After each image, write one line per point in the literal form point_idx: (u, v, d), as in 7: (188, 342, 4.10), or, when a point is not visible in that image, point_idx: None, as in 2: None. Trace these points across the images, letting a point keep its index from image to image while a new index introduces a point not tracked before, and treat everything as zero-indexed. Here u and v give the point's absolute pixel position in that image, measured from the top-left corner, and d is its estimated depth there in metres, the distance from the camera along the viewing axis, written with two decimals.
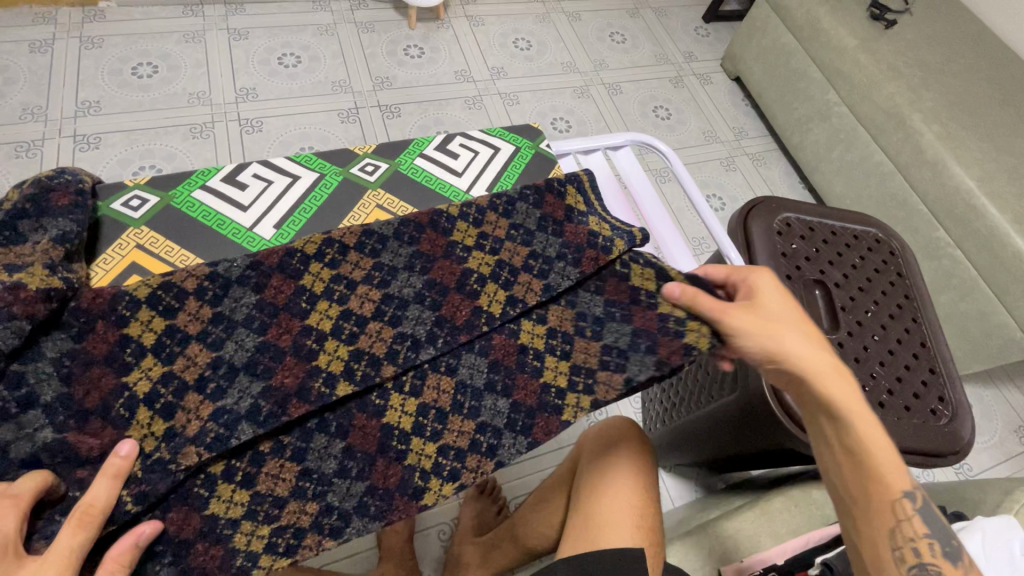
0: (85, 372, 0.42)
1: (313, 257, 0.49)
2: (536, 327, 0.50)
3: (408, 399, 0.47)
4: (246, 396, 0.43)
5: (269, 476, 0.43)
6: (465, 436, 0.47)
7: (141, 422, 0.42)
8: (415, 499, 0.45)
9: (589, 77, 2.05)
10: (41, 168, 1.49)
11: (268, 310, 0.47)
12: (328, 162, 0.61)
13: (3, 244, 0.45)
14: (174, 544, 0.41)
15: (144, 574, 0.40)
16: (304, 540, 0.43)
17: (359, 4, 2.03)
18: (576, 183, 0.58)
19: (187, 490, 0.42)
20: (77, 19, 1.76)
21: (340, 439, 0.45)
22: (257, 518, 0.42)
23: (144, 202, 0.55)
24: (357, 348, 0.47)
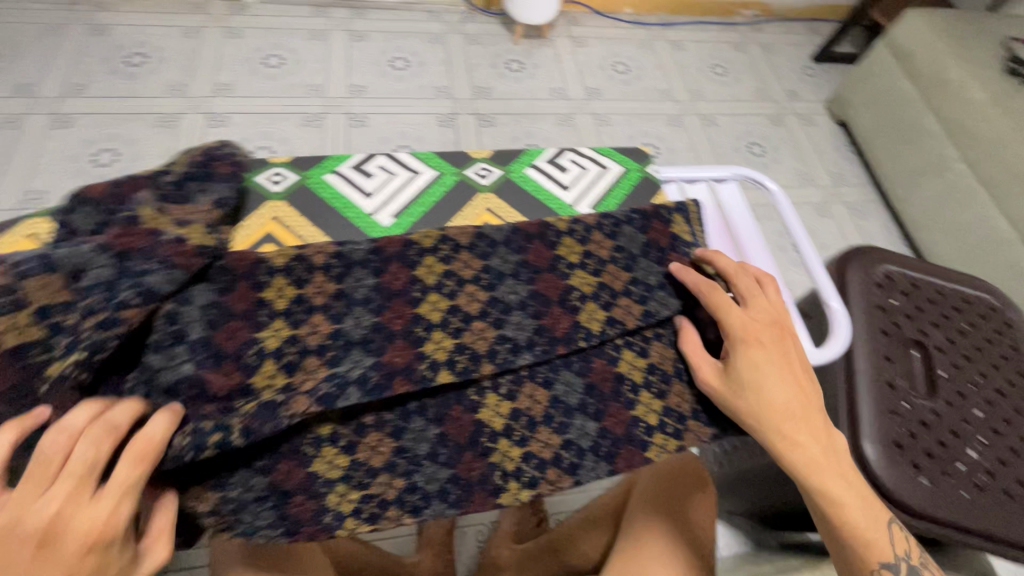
0: (226, 322, 0.47)
1: (428, 250, 0.52)
2: (637, 359, 0.52)
3: (504, 401, 0.49)
4: (357, 366, 0.46)
5: (369, 446, 0.47)
6: (550, 448, 0.49)
7: (267, 373, 0.46)
8: (492, 495, 0.47)
9: (684, 106, 2.04)
10: (177, 138, 1.69)
11: (384, 293, 0.50)
12: (446, 162, 0.65)
13: (173, 199, 0.52)
14: (277, 492, 0.45)
15: (248, 513, 0.44)
16: (388, 512, 0.46)
17: (470, 16, 2.13)
18: (683, 211, 0.59)
19: (297, 445, 0.46)
20: (224, 12, 1.98)
21: (436, 425, 0.48)
22: (351, 483, 0.46)
23: (285, 179, 0.61)
24: (460, 342, 0.49)
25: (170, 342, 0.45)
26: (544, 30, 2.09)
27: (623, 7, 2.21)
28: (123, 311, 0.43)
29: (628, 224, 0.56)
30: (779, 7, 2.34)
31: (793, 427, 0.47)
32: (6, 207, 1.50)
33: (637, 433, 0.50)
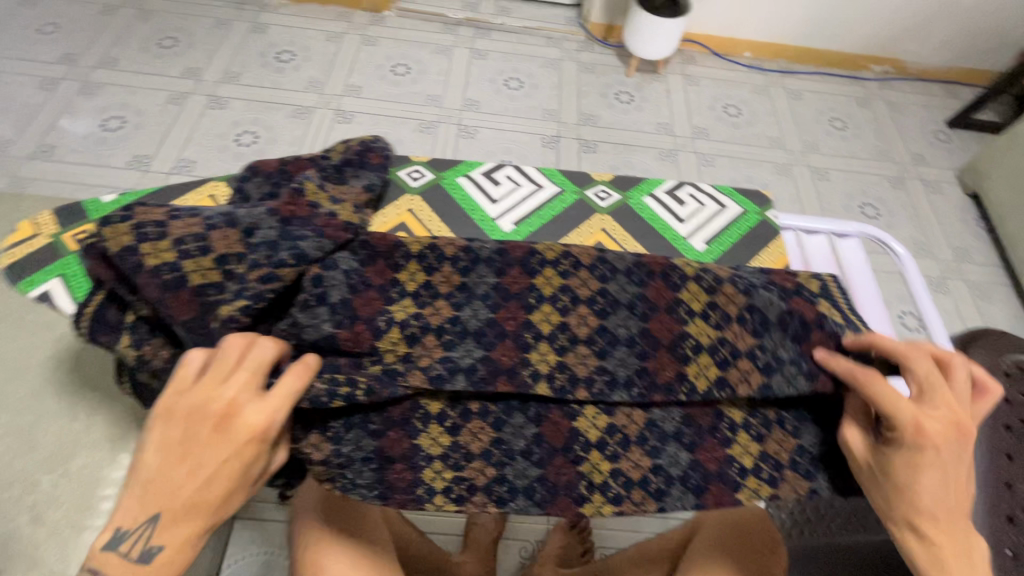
0: (363, 289, 0.51)
1: (549, 262, 0.54)
2: (737, 406, 0.51)
3: (601, 415, 0.50)
4: (469, 355, 0.49)
5: (470, 432, 0.49)
6: (639, 469, 0.49)
7: (391, 339, 0.50)
8: (575, 503, 0.49)
9: (795, 157, 1.97)
10: (308, 129, 1.87)
11: (502, 292, 0.53)
12: (568, 180, 0.68)
13: (333, 181, 0.59)
14: (383, 456, 0.49)
15: (355, 470, 0.49)
16: (475, 496, 0.49)
17: (586, 46, 2.19)
18: (819, 268, 0.57)
19: (407, 418, 0.49)
20: (365, 21, 2.17)
21: (534, 424, 0.50)
22: (447, 461, 0.49)
23: (422, 176, 0.66)
24: (563, 360, 0.50)
25: (315, 301, 0.49)
26: (659, 65, 2.10)
27: (743, 50, 2.18)
28: (280, 269, 0.49)
29: (748, 271, 0.58)
30: (915, 66, 2.21)
31: (942, 520, 0.44)
32: (163, 169, 1.73)
33: (730, 473, 0.50)
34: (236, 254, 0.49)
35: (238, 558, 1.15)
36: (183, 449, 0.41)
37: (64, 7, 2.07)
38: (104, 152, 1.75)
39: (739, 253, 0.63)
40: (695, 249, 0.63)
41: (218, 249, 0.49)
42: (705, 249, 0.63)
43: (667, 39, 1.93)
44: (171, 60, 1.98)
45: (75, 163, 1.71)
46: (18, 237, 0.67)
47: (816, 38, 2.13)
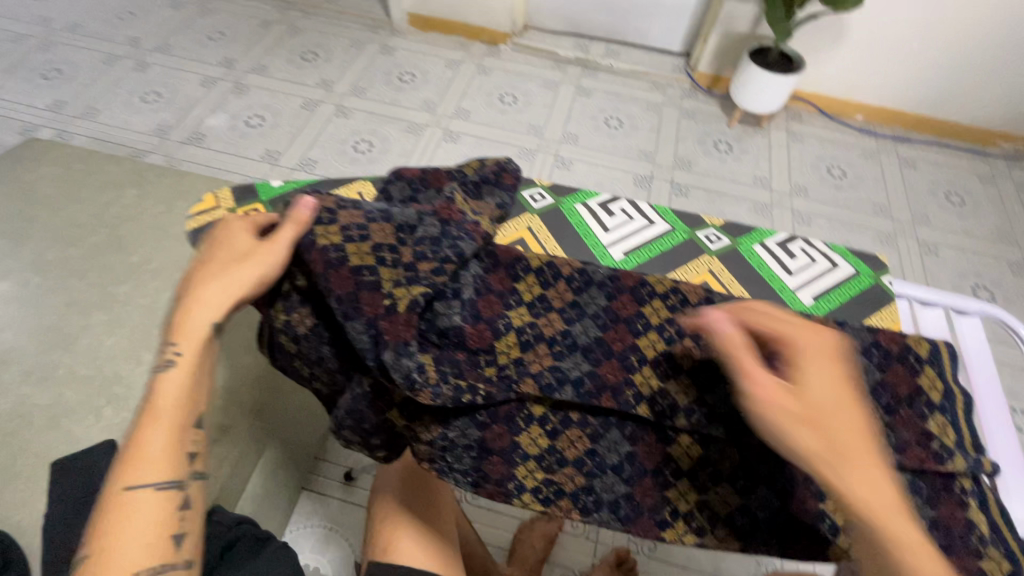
0: (487, 292, 0.56)
1: (659, 295, 0.58)
2: None
3: (694, 446, 0.51)
4: (577, 367, 0.53)
5: (568, 439, 0.52)
6: (726, 505, 0.51)
7: (507, 342, 0.54)
8: (657, 526, 0.51)
9: (901, 227, 1.87)
10: (417, 144, 2.03)
11: (612, 315, 0.56)
12: (680, 220, 0.71)
13: (470, 196, 0.66)
14: (483, 447, 0.53)
15: (457, 453, 0.54)
16: (561, 501, 0.52)
17: (690, 94, 2.23)
18: (934, 346, 0.57)
19: (510, 415, 0.53)
20: (482, 52, 2.34)
21: (628, 443, 0.52)
22: (540, 463, 0.52)
23: (543, 199, 0.72)
24: (665, 387, 0.52)
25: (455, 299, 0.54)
26: (763, 119, 2.09)
27: (855, 113, 2.12)
28: (422, 262, 0.54)
29: (857, 327, 0.58)
30: None
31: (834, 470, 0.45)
32: (288, 165, 1.94)
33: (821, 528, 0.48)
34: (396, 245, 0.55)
35: (302, 525, 1.22)
36: (227, 261, 0.56)
37: (230, 19, 2.39)
38: (243, 144, 1.98)
39: (849, 312, 0.64)
40: (802, 302, 0.64)
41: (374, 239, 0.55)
42: (813, 303, 0.64)
43: (774, 95, 1.93)
44: (310, 71, 2.23)
45: (218, 151, 1.95)
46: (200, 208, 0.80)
47: (939, 108, 2.04)
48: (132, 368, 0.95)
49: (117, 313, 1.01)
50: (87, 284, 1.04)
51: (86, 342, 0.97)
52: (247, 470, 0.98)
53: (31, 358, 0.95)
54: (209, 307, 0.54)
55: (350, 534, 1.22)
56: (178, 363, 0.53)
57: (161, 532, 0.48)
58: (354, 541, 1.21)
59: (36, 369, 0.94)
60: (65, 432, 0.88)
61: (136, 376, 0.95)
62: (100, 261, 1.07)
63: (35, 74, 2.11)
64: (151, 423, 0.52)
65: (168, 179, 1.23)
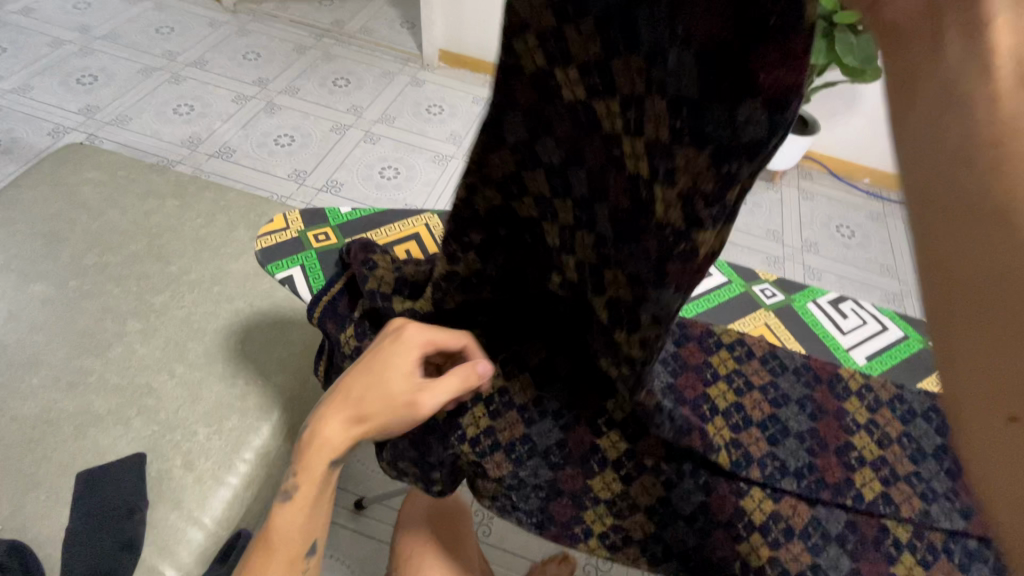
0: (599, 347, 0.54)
1: (725, 345, 0.60)
2: (903, 527, 0.51)
3: (767, 501, 0.51)
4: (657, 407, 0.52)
5: (641, 485, 0.52)
6: (798, 565, 0.49)
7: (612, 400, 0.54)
8: None
9: (907, 288, 1.93)
10: (441, 174, 2.06)
11: (680, 361, 0.57)
12: (736, 274, 0.74)
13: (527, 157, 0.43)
14: (554, 488, 0.54)
15: (526, 491, 0.54)
16: (629, 548, 0.53)
17: None
18: None
19: (586, 459, 0.53)
20: None
21: (702, 493, 0.51)
22: (611, 508, 0.53)
23: None
24: (737, 437, 0.53)
25: (746, 187, 0.29)
26: (776, 175, 2.15)
27: (863, 176, 2.20)
28: None
29: (915, 391, 0.60)
30: None
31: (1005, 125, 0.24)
32: (314, 185, 1.96)
33: None
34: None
35: None
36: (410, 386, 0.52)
37: (267, 41, 2.46)
38: (271, 161, 2.00)
39: (903, 373, 0.66)
40: (856, 361, 0.66)
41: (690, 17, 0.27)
42: (868, 363, 0.66)
43: (789, 154, 2.01)
44: (341, 96, 2.29)
45: (244, 166, 1.97)
46: (271, 227, 0.98)
47: None
48: (165, 380, 0.94)
49: (152, 323, 1.01)
50: (123, 293, 1.04)
51: (118, 350, 0.96)
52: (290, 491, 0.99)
53: (62, 363, 0.94)
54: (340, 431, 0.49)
55: (351, 564, 1.18)
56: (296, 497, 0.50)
57: None
58: (360, 574, 1.17)
59: (66, 375, 0.92)
60: (92, 441, 0.87)
61: (167, 389, 0.93)
62: (137, 270, 1.08)
63: (69, 78, 2.14)
64: (269, 558, 0.48)
65: (210, 194, 1.24)
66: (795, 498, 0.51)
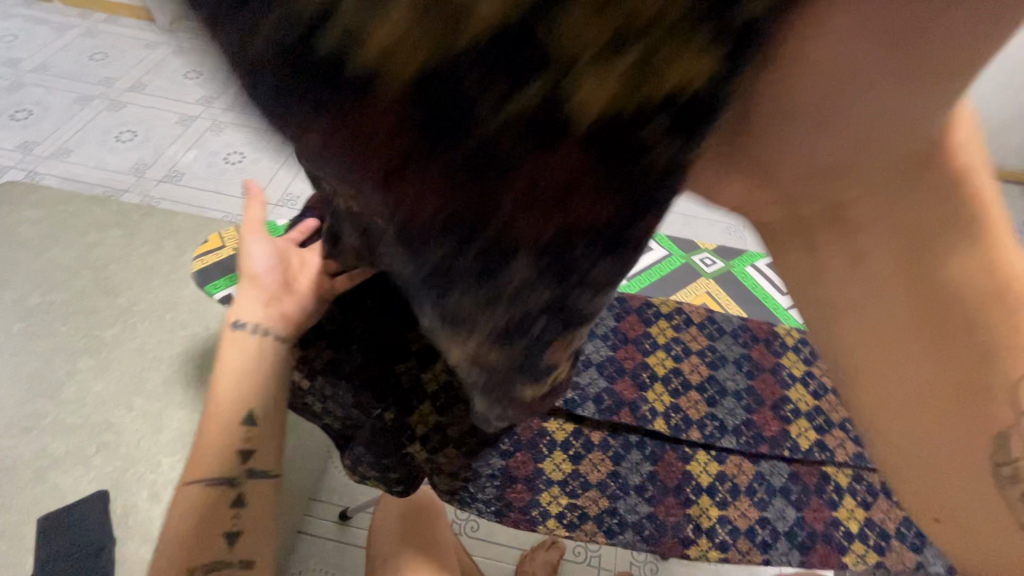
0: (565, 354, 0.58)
1: (664, 315, 0.62)
2: (840, 471, 0.54)
3: (711, 461, 0.54)
4: (595, 382, 0.56)
5: (592, 461, 0.54)
6: (746, 519, 0.52)
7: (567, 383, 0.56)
8: (683, 544, 0.52)
9: None
10: None
11: (621, 336, 0.59)
12: (675, 246, 0.77)
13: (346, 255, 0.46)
14: (507, 473, 0.55)
15: (481, 480, 0.55)
16: (586, 524, 0.53)
17: None
18: None
19: (536, 443, 0.55)
20: None
21: (650, 462, 0.54)
22: (565, 488, 0.54)
23: None
24: (677, 402, 0.55)
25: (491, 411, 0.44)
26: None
27: None
28: None
29: None
30: None
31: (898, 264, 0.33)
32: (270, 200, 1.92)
33: (835, 534, 0.52)
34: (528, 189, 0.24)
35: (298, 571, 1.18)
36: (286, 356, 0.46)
37: None
38: (223, 181, 1.96)
39: None
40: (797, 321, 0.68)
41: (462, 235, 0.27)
42: None
43: None
44: None
45: (196, 188, 1.93)
46: (207, 246, 0.95)
47: None
48: (123, 414, 0.92)
49: (104, 358, 0.98)
50: (71, 330, 1.01)
51: (71, 389, 0.94)
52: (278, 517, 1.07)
53: (13, 409, 0.91)
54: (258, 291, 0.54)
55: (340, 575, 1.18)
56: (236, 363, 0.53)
57: (217, 526, 0.49)
58: None
59: (18, 420, 0.90)
60: (53, 485, 0.85)
61: (127, 422, 0.91)
62: (84, 304, 1.05)
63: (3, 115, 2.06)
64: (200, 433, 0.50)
65: (156, 220, 1.22)
66: (736, 454, 0.54)
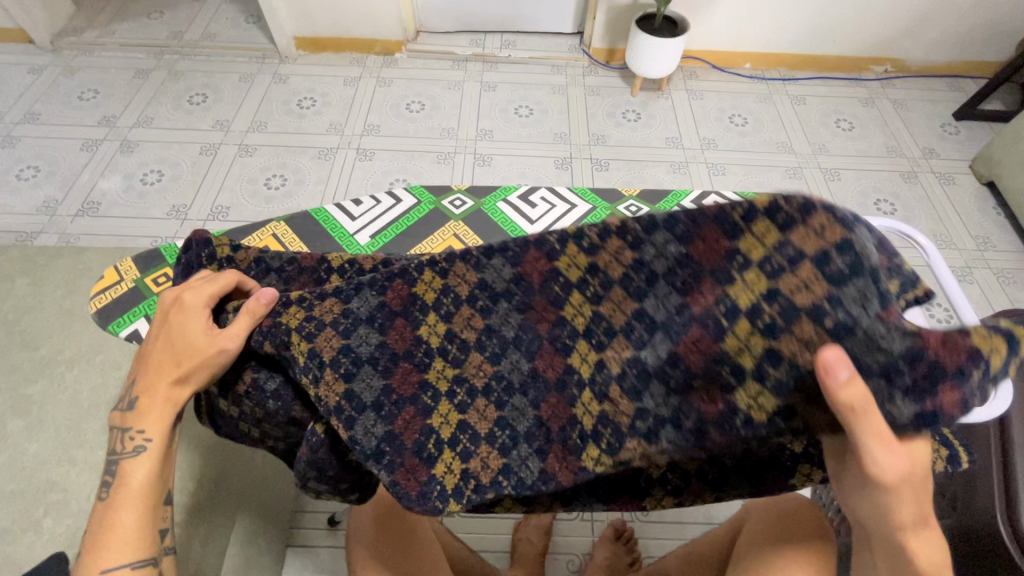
0: (545, 396, 0.55)
1: (573, 238, 0.51)
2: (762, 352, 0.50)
3: (591, 367, 0.54)
4: (509, 322, 0.55)
5: (486, 379, 0.55)
6: (625, 419, 0.53)
7: (580, 355, 0.54)
8: (573, 461, 0.54)
9: (804, 159, 1.89)
10: (330, 168, 1.85)
11: (525, 284, 0.53)
12: (599, 198, 0.96)
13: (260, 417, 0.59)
14: (404, 420, 0.54)
15: (403, 407, 0.54)
16: (495, 434, 0.55)
17: (591, 70, 2.16)
18: None
19: (462, 365, 0.55)
20: (379, 64, 2.17)
21: (529, 361, 0.55)
22: (494, 440, 0.55)
23: (464, 203, 0.95)
24: (598, 311, 0.53)
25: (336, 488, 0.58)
26: (636, 87, 2.04)
27: (743, 61, 2.14)
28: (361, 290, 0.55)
29: None
30: (916, 64, 2.12)
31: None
32: (198, 216, 1.72)
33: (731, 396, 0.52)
34: (537, 426, 0.55)
35: None
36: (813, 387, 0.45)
37: (102, 74, 2.10)
38: (143, 205, 1.74)
39: None
40: None
41: (546, 406, 0.55)
42: None
43: (665, 59, 1.90)
44: (203, 114, 1.99)
45: (114, 217, 1.71)
46: (102, 285, 1.01)
47: (819, 44, 2.08)
48: (67, 470, 0.87)
49: (36, 416, 0.92)
50: None
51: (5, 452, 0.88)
52: (224, 540, 0.91)
53: None
54: (175, 370, 0.55)
55: None
56: (149, 446, 0.54)
57: None
58: None
59: None
60: None
61: (73, 477, 0.86)
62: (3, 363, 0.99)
63: None
64: (113, 509, 0.53)
65: (83, 281, 1.15)
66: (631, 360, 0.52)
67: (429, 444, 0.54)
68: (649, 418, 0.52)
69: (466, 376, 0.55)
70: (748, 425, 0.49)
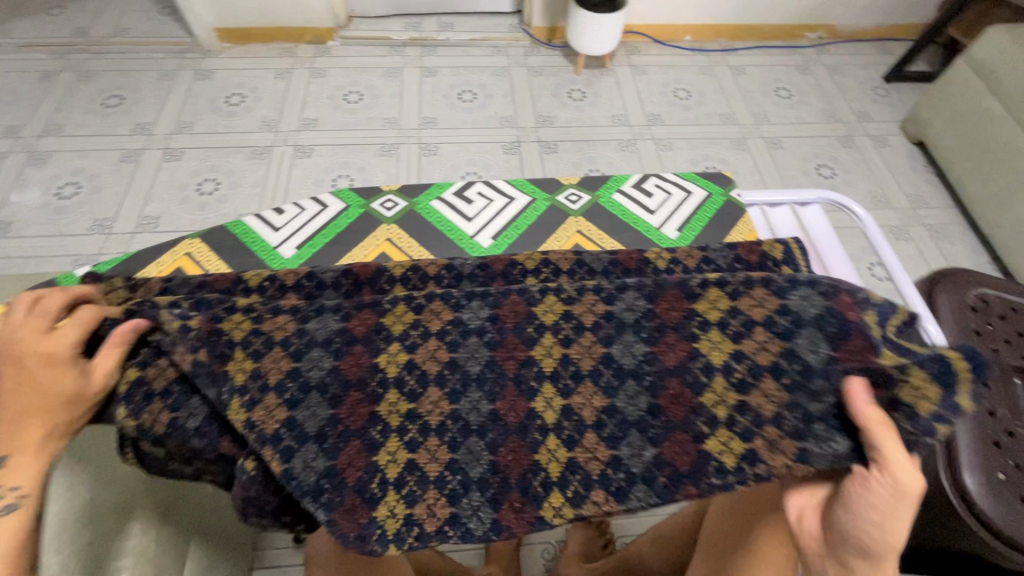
0: (505, 440, 0.50)
1: (551, 290, 0.53)
2: (722, 368, 0.50)
3: (557, 397, 0.51)
4: (477, 357, 0.52)
5: (443, 416, 0.51)
6: (598, 459, 0.50)
7: (546, 398, 0.51)
8: (530, 508, 0.49)
9: (748, 130, 1.91)
10: (267, 168, 1.75)
11: (499, 327, 0.52)
12: (536, 190, 0.93)
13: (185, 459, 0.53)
14: (344, 471, 0.49)
15: (341, 450, 0.49)
16: (449, 478, 0.50)
17: (533, 50, 2.11)
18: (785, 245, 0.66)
19: (416, 401, 0.51)
20: (311, 54, 2.05)
21: (489, 402, 0.51)
22: (443, 486, 0.50)
23: (395, 206, 0.90)
24: (569, 354, 0.52)
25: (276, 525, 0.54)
26: (579, 66, 2.01)
27: (683, 34, 2.14)
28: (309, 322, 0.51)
29: (719, 248, 0.66)
30: (847, 29, 2.17)
31: None
32: (125, 229, 1.60)
33: (697, 425, 0.50)
34: (492, 473, 0.50)
35: None
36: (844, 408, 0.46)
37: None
38: (61, 220, 1.60)
39: (704, 233, 0.87)
40: (669, 235, 0.87)
41: (505, 451, 0.50)
42: (678, 234, 0.87)
43: (607, 36, 1.88)
44: (121, 118, 1.84)
45: (30, 237, 1.56)
46: None
47: (755, 14, 2.10)
48: None
49: None
50: None
51: None
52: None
53: None
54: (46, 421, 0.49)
55: None
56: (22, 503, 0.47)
57: None
58: None
59: None
60: None
61: None
62: None
63: None
64: None
65: None
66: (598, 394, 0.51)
67: (375, 488, 0.49)
68: (622, 472, 0.50)
69: (419, 407, 0.51)
70: (719, 477, 0.48)
